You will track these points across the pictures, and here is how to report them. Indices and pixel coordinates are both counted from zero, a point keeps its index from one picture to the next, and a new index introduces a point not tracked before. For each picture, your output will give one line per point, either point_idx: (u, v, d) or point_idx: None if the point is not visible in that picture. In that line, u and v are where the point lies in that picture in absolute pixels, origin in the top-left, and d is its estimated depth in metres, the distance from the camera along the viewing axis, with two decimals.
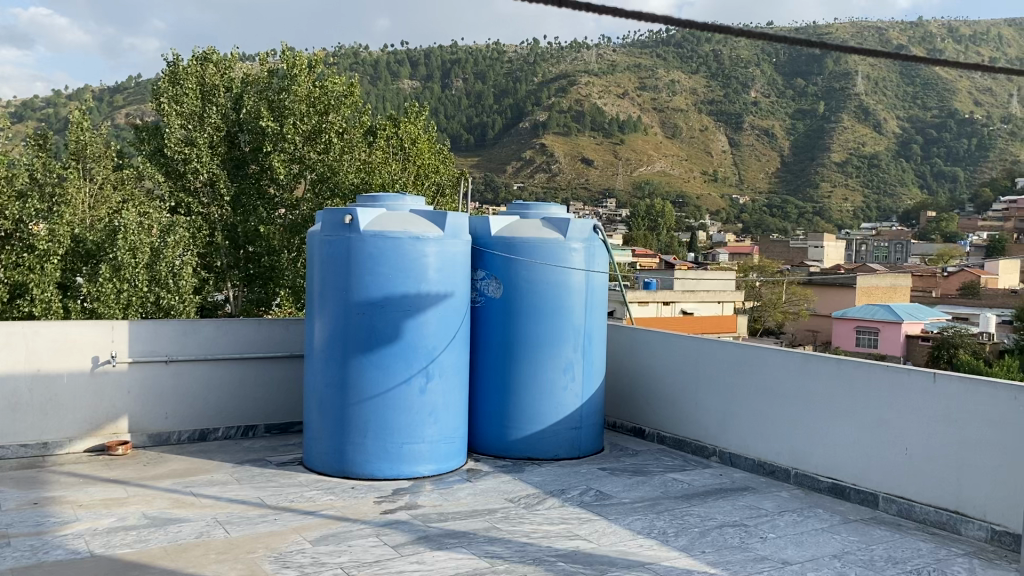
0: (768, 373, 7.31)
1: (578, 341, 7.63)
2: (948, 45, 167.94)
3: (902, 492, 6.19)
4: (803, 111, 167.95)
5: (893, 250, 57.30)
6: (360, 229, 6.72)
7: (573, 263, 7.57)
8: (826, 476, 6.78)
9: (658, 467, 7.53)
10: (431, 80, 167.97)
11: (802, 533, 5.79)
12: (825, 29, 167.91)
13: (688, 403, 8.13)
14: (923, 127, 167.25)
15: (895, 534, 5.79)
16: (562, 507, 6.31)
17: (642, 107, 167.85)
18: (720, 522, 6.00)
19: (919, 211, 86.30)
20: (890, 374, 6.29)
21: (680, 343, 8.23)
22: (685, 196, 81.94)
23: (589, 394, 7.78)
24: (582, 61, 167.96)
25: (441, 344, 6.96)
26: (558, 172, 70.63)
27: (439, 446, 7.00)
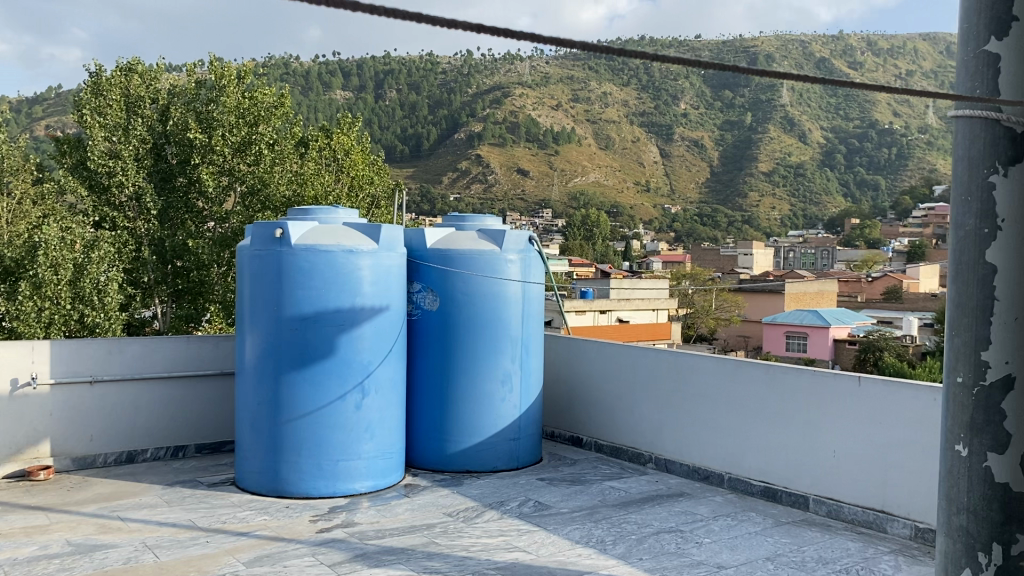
0: (701, 380, 7.42)
1: (515, 351, 7.66)
2: (868, 59, 167.95)
3: (831, 494, 6.36)
4: (731, 122, 168.14)
5: (820, 256, 58.55)
6: (291, 243, 6.62)
7: (508, 275, 7.59)
8: (758, 479, 6.92)
9: (595, 475, 7.59)
10: (365, 91, 168.00)
11: (735, 537, 5.90)
12: (751, 43, 167.92)
13: (624, 411, 8.21)
14: (847, 138, 168.11)
15: (824, 535, 5.95)
16: (501, 520, 6.32)
17: (575, 118, 168.03)
18: (656, 529, 6.07)
19: (845, 220, 87.49)
20: (818, 379, 6.46)
21: (614, 352, 8.33)
22: (618, 206, 82.43)
23: (527, 405, 7.80)
24: (516, 73, 167.97)
25: (376, 359, 6.89)
26: (492, 183, 70.42)
27: (376, 462, 6.93)
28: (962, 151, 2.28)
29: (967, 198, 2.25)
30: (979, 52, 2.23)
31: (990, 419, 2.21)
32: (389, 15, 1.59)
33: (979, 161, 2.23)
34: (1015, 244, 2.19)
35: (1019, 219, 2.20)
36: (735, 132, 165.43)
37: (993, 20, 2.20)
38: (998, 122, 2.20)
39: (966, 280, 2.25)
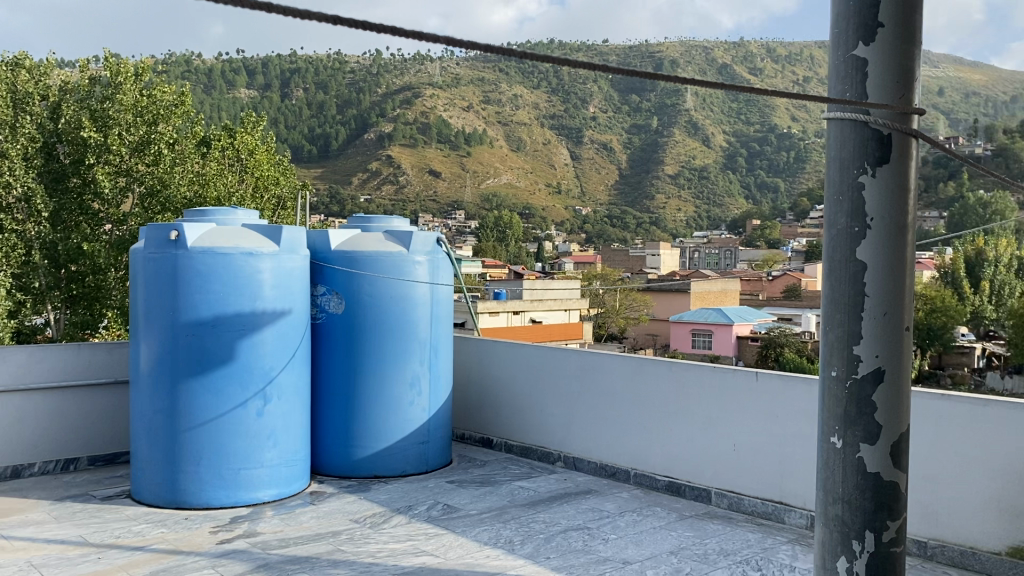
0: (609, 378, 7.51)
1: (424, 354, 7.60)
2: (766, 65, 167.98)
3: (733, 487, 6.53)
4: (638, 126, 168.13)
5: (724, 256, 60.08)
6: (187, 245, 6.39)
7: (416, 276, 7.53)
8: (663, 474, 7.05)
9: (505, 475, 7.59)
10: (270, 89, 167.88)
11: (641, 532, 5.98)
12: (656, 48, 167.94)
13: (533, 412, 8.25)
14: (748, 142, 167.91)
15: (726, 527, 6.10)
16: (408, 524, 6.25)
17: (485, 120, 168.39)
18: (564, 527, 6.11)
19: (747, 222, 89.53)
20: (718, 375, 6.62)
21: (523, 352, 8.35)
22: (529, 208, 82.83)
23: (435, 408, 7.74)
24: (426, 73, 167.97)
25: (279, 365, 6.72)
26: (404, 185, 69.73)
27: (279, 470, 6.75)
28: (835, 153, 2.36)
29: (840, 198, 2.33)
30: (847, 57, 2.31)
31: (864, 411, 2.29)
32: (267, 11, 1.55)
33: (850, 162, 2.31)
34: (884, 244, 2.28)
35: (886, 217, 2.28)
36: (642, 137, 167.08)
37: (862, 25, 2.27)
38: (867, 125, 2.28)
39: (839, 276, 2.32)
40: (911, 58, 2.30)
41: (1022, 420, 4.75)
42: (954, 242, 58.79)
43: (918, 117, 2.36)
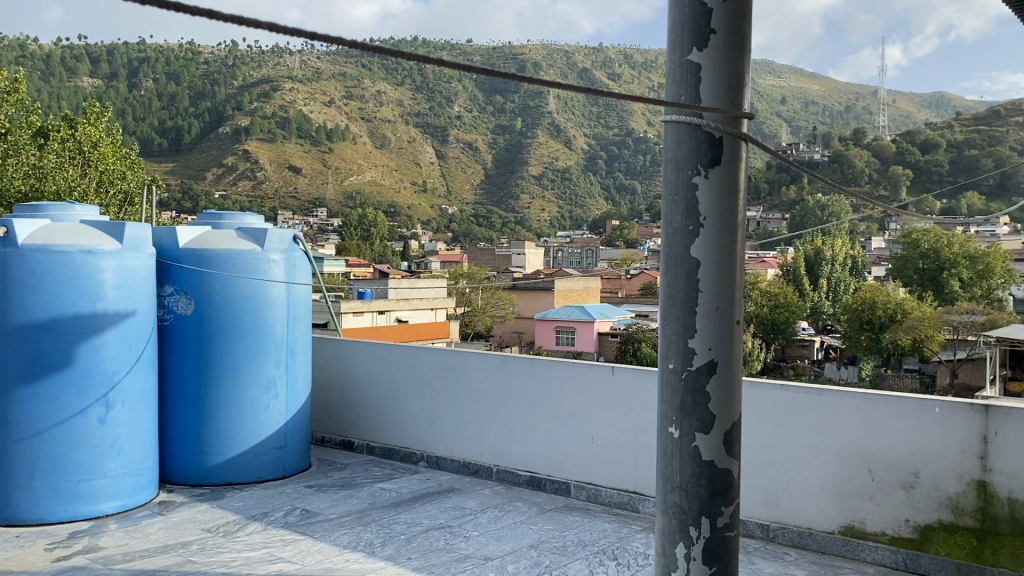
0: (472, 376, 7.52)
1: (280, 355, 7.37)
2: (624, 72, 167.94)
3: (591, 479, 6.68)
4: (502, 126, 168.31)
5: (586, 256, 61.43)
6: (18, 243, 5.91)
7: (272, 276, 7.29)
8: (524, 470, 7.14)
9: (365, 478, 7.47)
10: (115, 77, 167.87)
11: (502, 528, 6.03)
12: (519, 50, 168.07)
13: (394, 411, 8.18)
14: (607, 145, 167.98)
15: (584, 519, 6.23)
16: (263, 531, 6.04)
17: (348, 115, 167.43)
18: (425, 527, 6.07)
19: (608, 221, 91.46)
20: (576, 370, 6.76)
21: (385, 352, 8.23)
22: (393, 206, 81.88)
23: (292, 411, 7.53)
24: (284, 67, 167.85)
25: (122, 369, 6.34)
26: (263, 181, 67.74)
27: (123, 480, 6.37)
28: (671, 154, 2.45)
29: (677, 197, 2.42)
30: (683, 62, 2.39)
31: (697, 401, 2.38)
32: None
33: (686, 163, 2.40)
34: (714, 242, 2.37)
35: (717, 216, 2.38)
36: (506, 137, 167.84)
37: (696, 32, 2.36)
38: (703, 128, 2.37)
39: (675, 272, 2.41)
40: (739, 63, 2.40)
41: (856, 408, 5.08)
42: (798, 242, 61.79)
43: (748, 123, 2.46)
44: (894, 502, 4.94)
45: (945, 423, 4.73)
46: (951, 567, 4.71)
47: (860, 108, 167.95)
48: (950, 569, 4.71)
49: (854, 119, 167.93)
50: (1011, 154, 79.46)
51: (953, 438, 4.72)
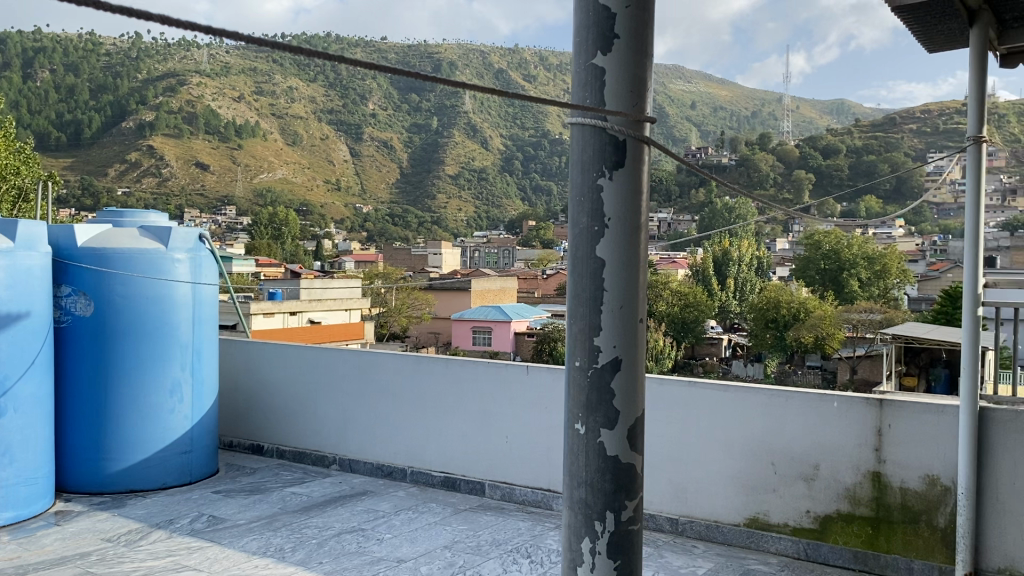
0: (384, 378, 7.47)
1: (185, 359, 7.16)
2: (540, 73, 167.97)
3: (505, 477, 6.72)
4: (417, 125, 168.31)
5: (502, 257, 61.86)
6: None
7: (177, 276, 7.07)
8: (438, 471, 7.12)
9: (276, 482, 7.32)
10: (11, 68, 167.55)
11: (415, 529, 6.00)
12: (435, 49, 168.07)
13: (306, 414, 8.03)
14: (524, 146, 168.08)
15: (498, 518, 6.25)
16: (168, 539, 5.85)
17: (258, 111, 166.81)
18: (337, 530, 5.98)
19: (523, 221, 92.23)
20: (490, 370, 6.79)
21: (296, 352, 8.08)
22: (306, 204, 80.87)
23: (198, 415, 7.33)
24: (192, 60, 167.85)
25: (16, 374, 6.04)
26: (171, 177, 66.16)
27: (16, 491, 6.08)
28: (578, 154, 2.41)
29: (582, 198, 2.39)
30: (587, 66, 2.36)
31: (603, 398, 2.36)
32: None
33: (590, 165, 2.38)
34: (619, 243, 2.35)
35: (622, 220, 2.36)
36: (421, 136, 167.75)
37: (600, 37, 2.32)
38: (607, 129, 2.33)
39: (582, 272, 2.38)
40: (643, 68, 2.39)
41: (760, 403, 5.25)
42: (707, 243, 63.24)
43: (652, 124, 2.46)
44: (794, 493, 5.13)
45: (843, 416, 4.95)
46: (849, 554, 4.91)
47: (765, 114, 167.99)
48: (846, 556, 4.92)
49: (761, 124, 168.31)
50: (906, 160, 82.73)
51: (851, 431, 4.93)
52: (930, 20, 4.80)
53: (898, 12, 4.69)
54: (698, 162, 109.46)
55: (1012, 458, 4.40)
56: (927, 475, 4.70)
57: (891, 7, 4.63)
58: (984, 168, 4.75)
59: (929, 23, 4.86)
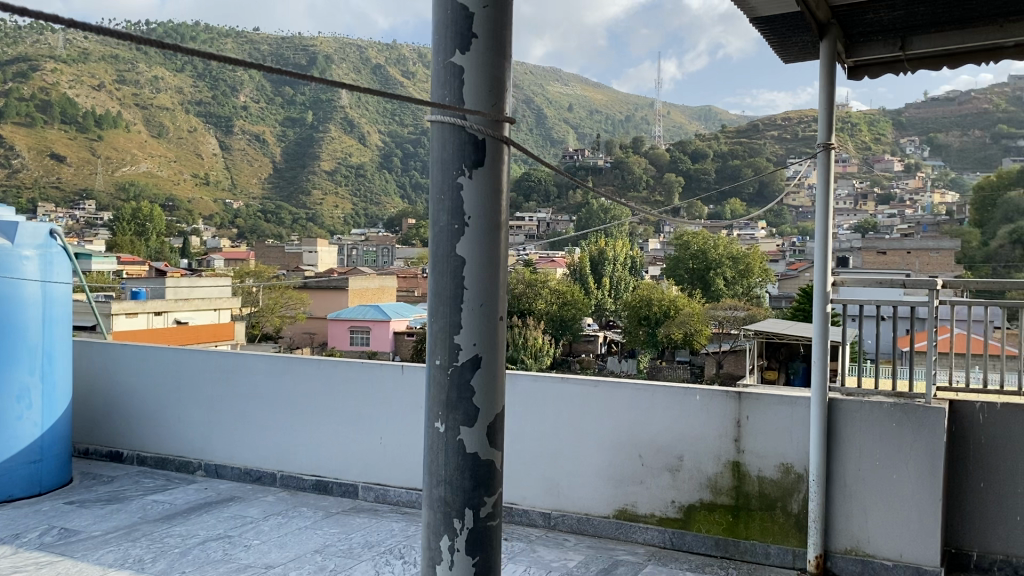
0: (253, 380, 7.23)
1: (35, 362, 6.73)
2: (419, 70, 168.22)
3: (379, 480, 6.64)
4: (292, 119, 167.68)
5: (380, 255, 61.52)
6: None
7: (25, 274, 6.61)
8: (310, 474, 6.97)
9: (136, 490, 6.96)
10: None
11: (284, 534, 5.85)
12: (309, 41, 167.90)
13: (168, 420, 7.69)
14: (403, 143, 168.37)
15: (371, 520, 6.18)
16: (14, 555, 5.47)
17: (120, 100, 164.60)
18: (202, 538, 5.76)
19: (402, 219, 92.33)
20: (364, 371, 6.69)
21: (158, 355, 7.70)
22: (175, 198, 78.62)
23: (49, 422, 6.89)
24: (46, 45, 167.59)
25: None
26: (27, 167, 63.09)
27: None
28: (436, 151, 2.29)
29: (442, 195, 2.23)
30: (445, 61, 2.23)
31: (464, 396, 2.24)
32: None
33: (450, 162, 2.27)
34: (479, 243, 2.21)
35: (483, 217, 2.23)
36: (296, 131, 166.46)
37: (457, 35, 2.19)
38: (464, 129, 2.19)
39: (443, 270, 2.22)
40: (505, 68, 2.30)
41: (625, 398, 5.41)
42: (584, 242, 64.51)
43: (513, 123, 2.37)
44: (661, 484, 5.30)
45: (705, 409, 5.16)
46: (712, 542, 5.11)
47: (638, 118, 167.93)
48: (709, 544, 5.12)
49: (633, 129, 167.93)
50: (767, 165, 86.35)
51: (712, 423, 5.15)
52: (785, 32, 5.09)
53: (755, 24, 4.95)
54: (575, 163, 110.90)
55: (862, 442, 4.68)
56: (782, 464, 4.96)
57: (748, 19, 4.87)
58: (833, 175, 5.04)
59: (784, 35, 5.14)
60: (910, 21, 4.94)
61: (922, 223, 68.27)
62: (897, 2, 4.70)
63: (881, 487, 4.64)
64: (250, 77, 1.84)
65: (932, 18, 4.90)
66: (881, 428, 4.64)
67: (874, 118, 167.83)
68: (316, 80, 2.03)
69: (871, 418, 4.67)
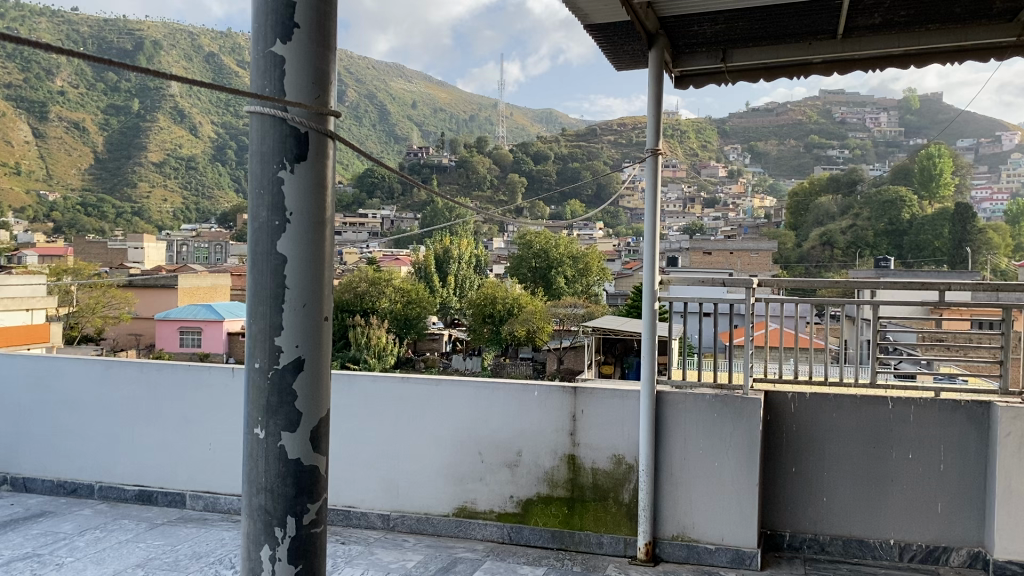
0: (67, 385, 6.72)
1: None
2: None
3: (208, 487, 6.34)
4: (116, 106, 166.97)
5: (214, 250, 59.36)
6: None
7: None
8: (132, 484, 6.56)
9: None
10: None
11: (103, 550, 5.45)
12: (137, 25, 167.79)
13: None
14: None
15: (199, 529, 5.89)
16: None
17: None
18: (7, 559, 5.26)
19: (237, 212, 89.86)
20: (194, 374, 6.36)
21: None
22: None
23: None
24: None
25: None
26: None
27: None
28: (255, 145, 2.05)
29: (261, 191, 2.02)
30: (265, 52, 2.02)
31: (284, 401, 2.02)
32: None
33: (270, 156, 2.02)
34: (304, 240, 2.02)
35: (305, 212, 2.03)
36: (122, 118, 161.86)
37: (277, 24, 2.00)
38: (287, 120, 2.00)
39: (262, 268, 2.02)
40: (330, 61, 2.10)
41: (466, 395, 5.43)
42: (427, 241, 64.52)
43: (336, 119, 2.17)
44: (499, 481, 5.36)
45: (543, 405, 5.28)
46: (548, 534, 5.21)
47: (482, 118, 168.01)
48: (546, 536, 5.21)
49: (477, 129, 168.02)
50: (604, 168, 89.59)
51: (549, 418, 5.26)
52: (618, 39, 5.24)
53: (589, 30, 5.07)
54: (418, 161, 110.66)
55: (686, 431, 4.93)
56: (614, 455, 5.13)
57: (584, 25, 4.99)
58: (661, 178, 5.25)
59: (616, 42, 5.30)
60: (729, 35, 5.22)
61: (744, 226, 72.42)
62: (719, 16, 4.95)
63: (704, 473, 4.88)
64: (61, 59, 1.65)
65: (751, 32, 5.20)
66: (704, 420, 4.89)
67: (701, 126, 167.97)
68: (124, 63, 1.82)
69: (696, 410, 4.91)
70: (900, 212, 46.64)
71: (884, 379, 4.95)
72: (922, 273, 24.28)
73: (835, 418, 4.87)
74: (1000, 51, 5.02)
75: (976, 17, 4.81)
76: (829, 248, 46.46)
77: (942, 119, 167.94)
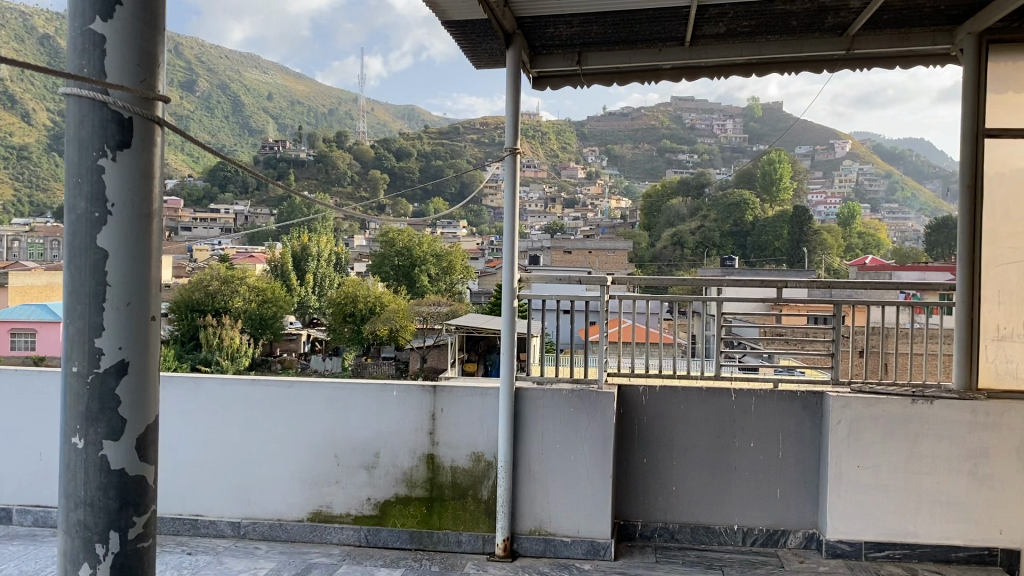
0: None
1: None
2: None
3: (37, 501, 5.89)
4: None
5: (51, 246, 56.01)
6: None
7: None
8: None
9: None
10: None
11: None
12: None
13: None
14: None
15: (26, 547, 5.45)
16: None
17: None
18: None
19: None
20: (19, 379, 5.85)
21: None
22: None
23: None
24: None
25: None
26: None
27: None
28: (72, 131, 1.84)
29: (78, 178, 1.83)
30: (82, 30, 1.82)
31: (104, 407, 1.85)
32: None
33: (87, 142, 1.83)
34: (128, 228, 1.85)
35: (127, 203, 1.86)
36: None
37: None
38: (108, 105, 1.82)
39: (80, 264, 1.83)
40: (155, 43, 1.93)
41: (316, 395, 5.27)
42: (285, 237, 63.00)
43: (164, 105, 2.00)
44: (355, 483, 5.24)
45: (400, 404, 5.20)
46: (406, 535, 5.14)
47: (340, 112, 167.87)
48: (404, 537, 5.14)
49: (336, 122, 167.88)
50: (465, 165, 89.81)
51: (407, 417, 5.20)
52: (475, 37, 5.23)
53: (446, 26, 5.03)
54: (275, 155, 107.81)
55: (543, 424, 4.98)
56: (473, 452, 5.13)
57: (440, 20, 4.93)
58: (519, 177, 5.27)
59: (474, 40, 5.28)
60: (584, 37, 5.31)
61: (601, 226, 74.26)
62: (574, 18, 5.01)
63: (559, 466, 4.95)
64: None
65: (606, 36, 5.31)
66: (560, 414, 4.95)
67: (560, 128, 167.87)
68: None
69: (552, 405, 4.97)
70: (744, 213, 48.75)
71: (728, 373, 5.18)
72: (763, 272, 25.37)
73: (682, 410, 5.04)
74: (832, 64, 5.34)
75: (811, 29, 5.06)
76: (680, 248, 47.97)
77: (782, 126, 168.33)
